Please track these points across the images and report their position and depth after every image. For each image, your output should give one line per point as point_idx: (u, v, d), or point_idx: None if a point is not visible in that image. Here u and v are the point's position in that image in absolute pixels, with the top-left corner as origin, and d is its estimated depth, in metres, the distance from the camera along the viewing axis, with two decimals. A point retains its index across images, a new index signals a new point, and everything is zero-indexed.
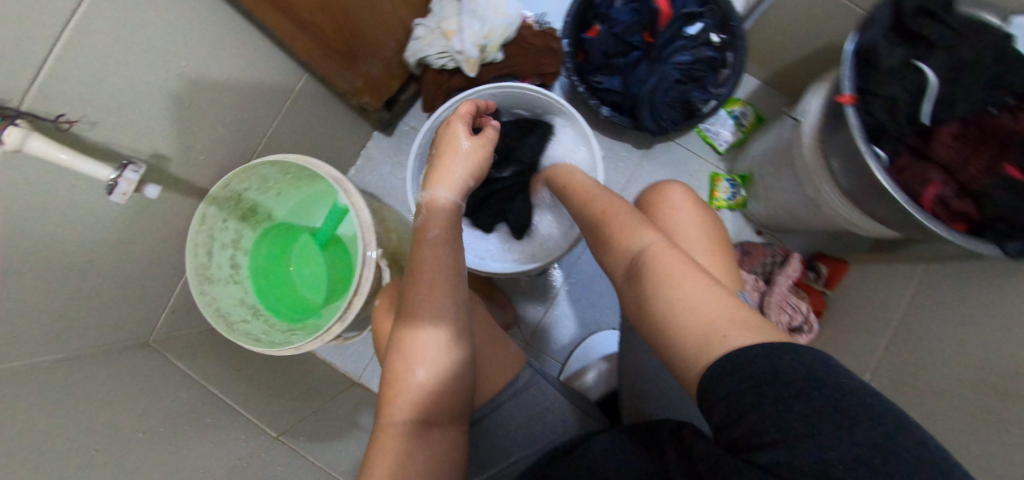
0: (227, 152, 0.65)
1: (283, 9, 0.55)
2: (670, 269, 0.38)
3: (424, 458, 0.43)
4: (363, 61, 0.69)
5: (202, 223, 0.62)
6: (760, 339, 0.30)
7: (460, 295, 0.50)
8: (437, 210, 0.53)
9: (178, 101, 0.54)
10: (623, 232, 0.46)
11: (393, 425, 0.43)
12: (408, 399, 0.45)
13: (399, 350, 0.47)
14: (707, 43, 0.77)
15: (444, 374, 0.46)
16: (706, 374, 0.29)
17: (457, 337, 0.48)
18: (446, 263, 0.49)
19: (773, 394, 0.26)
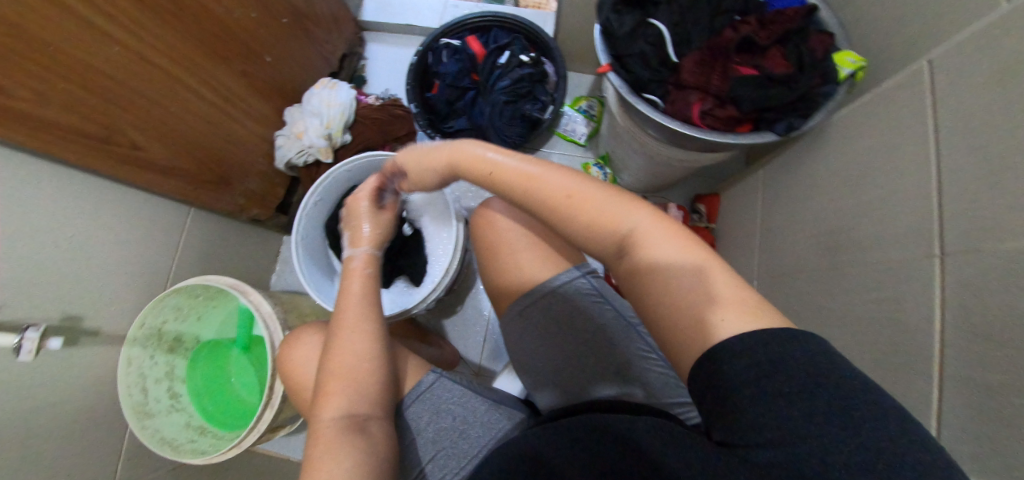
0: (140, 294, 0.73)
1: (144, 166, 0.66)
2: (660, 258, 0.38)
3: (360, 447, 0.44)
4: (235, 181, 0.81)
5: (129, 364, 0.68)
6: (764, 328, 0.32)
7: (378, 309, 0.57)
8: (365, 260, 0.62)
9: (75, 264, 0.63)
10: (606, 215, 0.42)
11: (326, 422, 0.46)
12: (341, 396, 0.48)
13: (331, 363, 0.51)
14: (519, 64, 0.90)
15: (371, 371, 0.51)
16: (708, 370, 0.32)
17: (378, 339, 0.54)
18: (367, 289, 0.59)
19: (780, 383, 0.28)
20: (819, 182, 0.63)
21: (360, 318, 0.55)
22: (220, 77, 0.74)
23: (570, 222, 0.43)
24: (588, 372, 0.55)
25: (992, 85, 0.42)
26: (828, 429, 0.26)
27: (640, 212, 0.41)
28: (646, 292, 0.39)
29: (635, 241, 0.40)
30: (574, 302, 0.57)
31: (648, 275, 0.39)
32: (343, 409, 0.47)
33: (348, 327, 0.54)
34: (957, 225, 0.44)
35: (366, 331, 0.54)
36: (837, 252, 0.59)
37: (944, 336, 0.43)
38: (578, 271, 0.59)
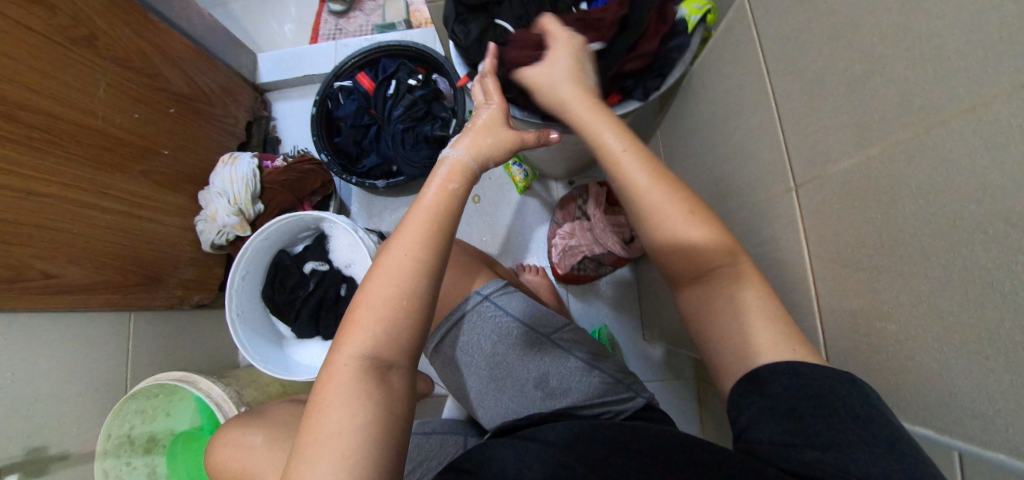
0: (104, 406, 0.76)
1: (63, 288, 0.69)
2: (736, 299, 0.42)
3: (377, 404, 0.39)
4: (167, 276, 0.85)
5: (107, 476, 0.71)
6: (813, 361, 0.37)
7: (448, 237, 0.45)
8: (454, 170, 0.47)
9: (27, 399, 0.65)
10: (709, 252, 0.43)
11: (345, 360, 0.40)
12: (367, 333, 0.40)
13: (371, 286, 0.42)
14: (409, 89, 0.91)
15: (407, 310, 0.42)
16: (756, 377, 0.38)
17: (428, 280, 0.42)
18: (446, 211, 0.45)
19: (832, 402, 0.34)
20: (696, 136, 0.63)
21: (421, 245, 0.43)
22: (118, 184, 0.76)
23: (669, 239, 0.44)
24: (534, 384, 0.59)
25: (797, 7, 0.42)
26: (858, 437, 0.31)
27: (737, 255, 0.43)
28: (710, 315, 0.43)
29: (718, 277, 0.43)
30: (478, 326, 0.62)
31: (718, 300, 0.43)
32: (367, 348, 0.40)
33: (404, 251, 0.42)
34: (798, 154, 0.43)
35: (416, 266, 0.42)
36: (724, 203, 0.58)
37: (812, 269, 0.43)
38: (478, 294, 0.63)
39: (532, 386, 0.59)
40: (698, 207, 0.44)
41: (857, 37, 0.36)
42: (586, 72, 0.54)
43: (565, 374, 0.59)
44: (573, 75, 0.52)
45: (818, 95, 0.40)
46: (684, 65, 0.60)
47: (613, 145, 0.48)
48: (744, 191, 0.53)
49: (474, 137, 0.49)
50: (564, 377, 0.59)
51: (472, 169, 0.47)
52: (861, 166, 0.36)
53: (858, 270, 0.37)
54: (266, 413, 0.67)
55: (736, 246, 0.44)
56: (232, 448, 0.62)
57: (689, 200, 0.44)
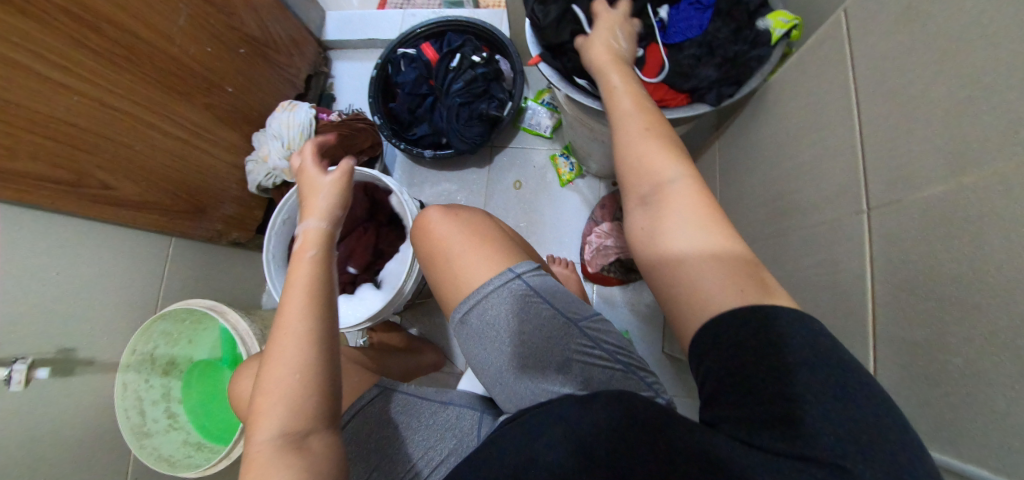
0: (134, 323, 0.78)
1: (117, 202, 0.71)
2: (681, 216, 0.40)
3: (303, 468, 0.40)
4: (212, 208, 0.88)
5: (126, 389, 0.73)
6: (772, 303, 0.35)
7: (328, 298, 0.49)
8: (307, 240, 0.53)
9: (66, 301, 0.67)
10: (650, 161, 0.44)
11: (261, 441, 0.42)
12: (273, 417, 0.42)
13: (270, 361, 0.45)
14: (472, 65, 0.91)
15: (303, 377, 0.44)
16: (755, 331, 0.33)
17: (321, 338, 0.46)
18: (314, 278, 0.50)
19: (834, 391, 0.29)
20: (762, 148, 0.62)
21: (303, 312, 0.47)
22: (181, 112, 0.78)
23: (623, 151, 0.46)
24: (556, 369, 0.58)
25: (902, 26, 0.41)
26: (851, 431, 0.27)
27: (687, 173, 0.43)
28: (654, 238, 0.42)
29: (665, 195, 0.42)
30: (507, 304, 0.59)
31: (663, 226, 0.41)
32: (278, 426, 0.42)
33: (290, 328, 0.46)
34: (877, 177, 0.42)
35: (306, 333, 0.46)
36: (782, 218, 0.57)
37: (874, 294, 0.42)
38: (510, 272, 0.61)
39: (549, 369, 0.58)
40: (654, 126, 0.47)
41: (965, 61, 0.35)
42: (620, 38, 0.58)
43: (587, 365, 0.58)
44: (607, 42, 0.57)
45: (910, 120, 0.39)
46: (759, 76, 0.59)
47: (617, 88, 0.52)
48: (808, 209, 0.52)
49: (320, 208, 0.55)
50: (587, 368, 0.58)
51: (326, 233, 0.54)
52: (949, 194, 0.35)
53: (930, 300, 0.36)
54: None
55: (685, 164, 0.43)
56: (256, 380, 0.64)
57: (653, 121, 0.47)
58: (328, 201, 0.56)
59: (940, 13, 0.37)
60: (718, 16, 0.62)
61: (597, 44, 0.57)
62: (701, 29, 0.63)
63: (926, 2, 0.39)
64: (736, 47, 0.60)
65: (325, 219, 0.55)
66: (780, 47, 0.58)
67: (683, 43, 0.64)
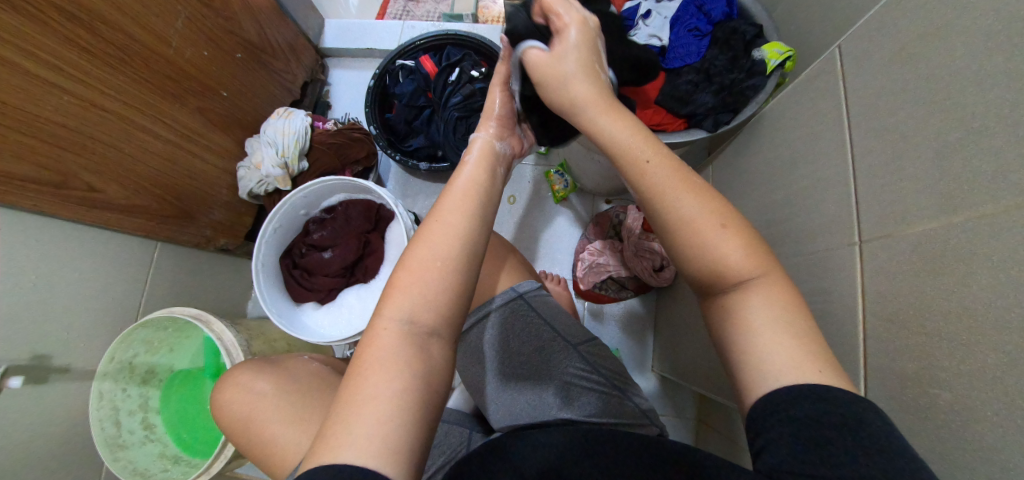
0: (113, 328, 0.76)
1: (104, 205, 0.69)
2: (767, 310, 0.38)
3: (416, 371, 0.36)
4: (202, 214, 0.86)
5: (102, 399, 0.70)
6: (840, 389, 0.34)
7: (490, 204, 0.45)
8: (476, 146, 0.53)
9: (43, 306, 0.65)
10: (735, 259, 0.39)
11: (387, 323, 0.37)
12: (410, 300, 0.38)
13: (418, 243, 0.40)
14: (471, 79, 0.92)
15: (446, 273, 0.39)
16: (783, 399, 0.34)
17: (474, 243, 0.41)
18: (479, 174, 0.47)
19: (831, 415, 0.32)
20: (755, 176, 0.63)
21: (462, 210, 0.42)
22: (175, 115, 0.77)
23: (701, 252, 0.39)
24: (552, 389, 0.58)
25: (895, 66, 0.42)
26: (854, 456, 0.30)
27: (769, 267, 0.39)
28: (738, 330, 0.38)
29: (750, 288, 0.39)
30: (507, 322, 0.61)
31: (747, 310, 0.38)
32: (409, 312, 0.38)
33: (448, 218, 0.41)
34: (868, 210, 0.43)
35: (460, 229, 0.41)
36: (773, 246, 0.58)
37: (864, 325, 0.43)
38: (513, 292, 0.63)
39: (546, 391, 0.58)
40: (727, 215, 0.40)
41: (954, 106, 0.36)
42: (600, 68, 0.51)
43: (583, 388, 0.58)
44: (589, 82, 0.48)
45: (901, 156, 0.40)
46: (756, 104, 0.60)
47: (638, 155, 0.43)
48: (798, 238, 0.53)
49: (494, 128, 0.57)
50: (588, 390, 0.58)
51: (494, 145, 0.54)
52: (939, 231, 0.36)
53: (921, 334, 0.37)
54: (280, 363, 0.68)
55: (767, 256, 0.40)
56: (240, 389, 0.63)
57: (717, 203, 0.40)
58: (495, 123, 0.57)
59: (932, 56, 0.39)
60: (715, 44, 0.65)
61: (576, 77, 0.48)
62: (699, 56, 0.66)
63: (921, 44, 0.40)
64: (734, 75, 0.62)
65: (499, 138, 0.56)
66: (774, 79, 0.60)
67: (682, 69, 0.66)
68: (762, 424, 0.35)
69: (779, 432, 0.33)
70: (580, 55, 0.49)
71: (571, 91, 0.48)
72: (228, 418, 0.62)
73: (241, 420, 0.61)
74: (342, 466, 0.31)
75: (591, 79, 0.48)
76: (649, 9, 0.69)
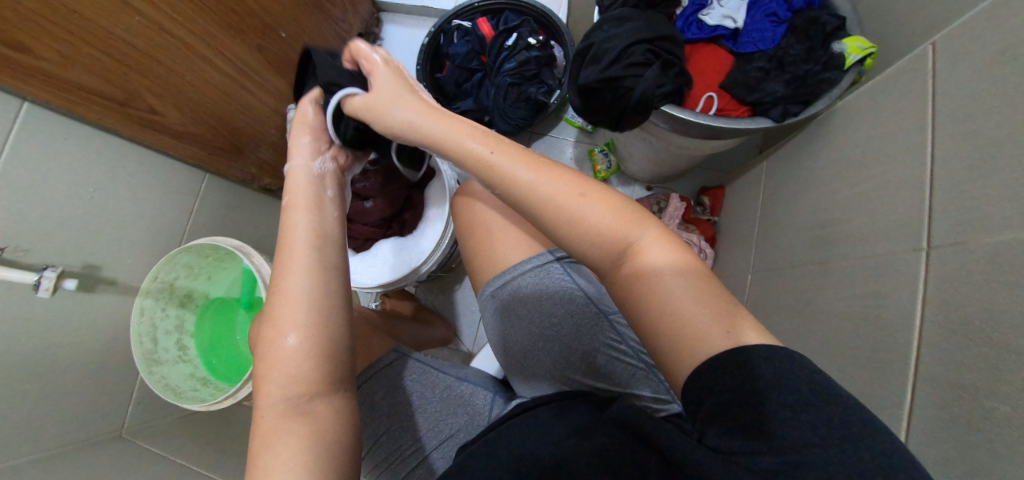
0: (158, 250, 0.78)
1: (160, 128, 0.71)
2: (670, 275, 0.37)
3: (312, 442, 0.38)
4: (250, 151, 0.88)
5: (143, 314, 0.73)
6: (756, 343, 0.33)
7: (331, 248, 0.46)
8: (294, 184, 0.49)
9: (96, 219, 0.68)
10: (612, 223, 0.41)
11: (267, 410, 0.39)
12: (274, 379, 0.40)
13: (271, 324, 0.42)
14: (527, 46, 0.89)
15: (309, 334, 0.41)
16: (728, 369, 0.32)
17: (326, 295, 0.43)
18: (312, 231, 0.46)
19: (764, 377, 0.30)
20: (816, 173, 0.61)
21: (313, 267, 0.44)
22: (234, 49, 0.77)
23: (576, 225, 0.42)
24: (579, 358, 0.58)
25: (996, 67, 0.40)
26: (798, 415, 0.28)
27: (644, 224, 0.41)
28: (638, 304, 0.38)
29: (638, 252, 0.40)
30: (544, 284, 0.60)
31: (648, 269, 0.38)
32: (280, 394, 0.40)
33: (289, 291, 0.42)
34: (944, 216, 0.42)
35: (304, 296, 0.42)
36: (826, 247, 0.56)
37: (922, 333, 0.42)
38: (549, 255, 0.62)
39: (572, 359, 0.58)
40: (586, 184, 0.44)
41: None
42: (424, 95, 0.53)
43: (609, 364, 0.57)
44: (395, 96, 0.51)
45: (991, 162, 0.38)
46: (829, 99, 0.57)
47: (482, 152, 0.46)
48: (860, 238, 0.51)
49: (308, 142, 0.52)
50: (614, 363, 0.57)
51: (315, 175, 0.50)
52: (1021, 242, 0.34)
53: (986, 347, 0.36)
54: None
55: (639, 215, 0.42)
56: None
57: (576, 181, 0.43)
58: (309, 140, 0.52)
59: None
60: (792, 33, 0.62)
61: (400, 102, 0.50)
62: (773, 43, 0.63)
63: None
64: (808, 67, 0.59)
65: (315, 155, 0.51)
66: (852, 75, 0.56)
67: (754, 54, 0.64)
68: (710, 399, 0.32)
69: (729, 403, 0.31)
70: (392, 81, 0.52)
71: (398, 117, 0.50)
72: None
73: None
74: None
75: (416, 102, 0.51)
76: None
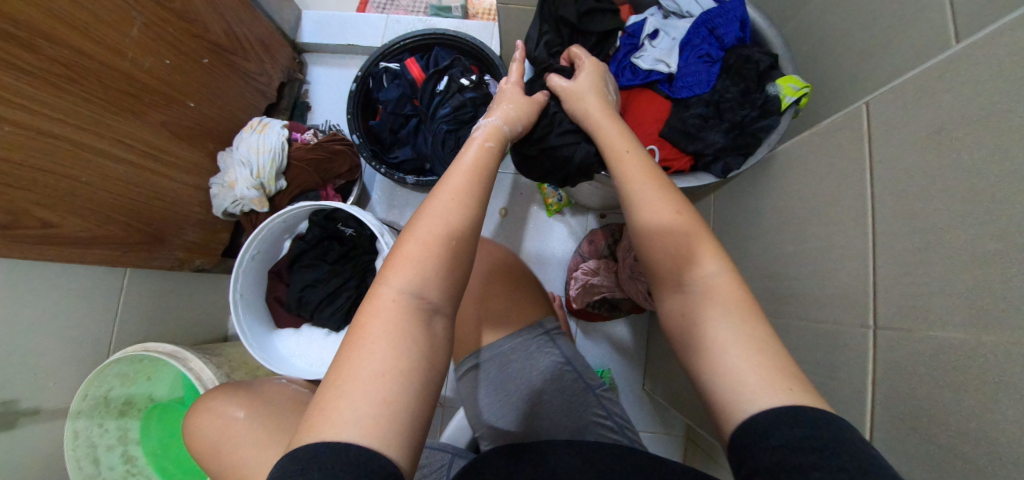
0: (84, 363, 0.72)
1: (65, 241, 0.64)
2: (730, 313, 0.37)
3: (416, 365, 0.34)
4: (173, 236, 0.80)
5: (76, 438, 0.68)
6: (809, 405, 0.32)
7: (489, 187, 0.45)
8: (487, 135, 0.49)
9: (4, 351, 0.61)
10: (694, 252, 0.40)
11: (390, 295, 0.36)
12: (416, 270, 0.37)
13: (428, 213, 0.40)
14: (460, 88, 0.84)
15: (455, 251, 0.39)
16: (765, 421, 0.32)
17: (474, 232, 0.41)
18: (486, 161, 0.46)
19: (810, 437, 0.30)
20: (759, 219, 0.60)
21: (468, 191, 0.42)
22: (135, 133, 0.71)
23: (657, 243, 0.42)
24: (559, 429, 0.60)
25: (930, 146, 0.38)
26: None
27: (720, 257, 0.40)
28: (694, 323, 0.38)
29: (708, 292, 0.39)
30: (535, 355, 0.62)
31: (708, 312, 0.38)
32: (414, 288, 0.36)
33: (443, 205, 0.40)
34: (884, 296, 0.41)
35: (461, 205, 0.41)
36: (777, 302, 0.55)
37: (874, 417, 0.40)
38: (540, 328, 0.64)
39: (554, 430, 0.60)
40: (678, 198, 0.44)
41: (992, 210, 0.33)
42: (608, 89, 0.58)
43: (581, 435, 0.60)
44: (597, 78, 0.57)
45: (929, 249, 0.37)
46: (768, 147, 0.54)
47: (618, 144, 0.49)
48: (803, 298, 0.50)
49: (510, 111, 0.54)
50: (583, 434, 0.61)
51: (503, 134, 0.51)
52: (964, 344, 0.34)
53: (936, 447, 0.35)
54: (255, 388, 0.65)
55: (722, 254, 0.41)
56: (211, 414, 0.60)
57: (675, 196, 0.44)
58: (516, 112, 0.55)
59: (979, 146, 0.34)
60: (727, 73, 0.60)
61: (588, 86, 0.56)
62: (709, 85, 0.60)
63: (959, 129, 0.36)
64: (745, 112, 0.57)
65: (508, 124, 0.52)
66: (789, 117, 0.54)
67: (690, 99, 0.61)
68: (744, 449, 0.32)
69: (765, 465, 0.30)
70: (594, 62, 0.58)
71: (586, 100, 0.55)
72: (200, 444, 0.60)
73: (211, 447, 0.58)
74: (347, 444, 0.29)
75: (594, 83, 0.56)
76: (657, 30, 0.63)
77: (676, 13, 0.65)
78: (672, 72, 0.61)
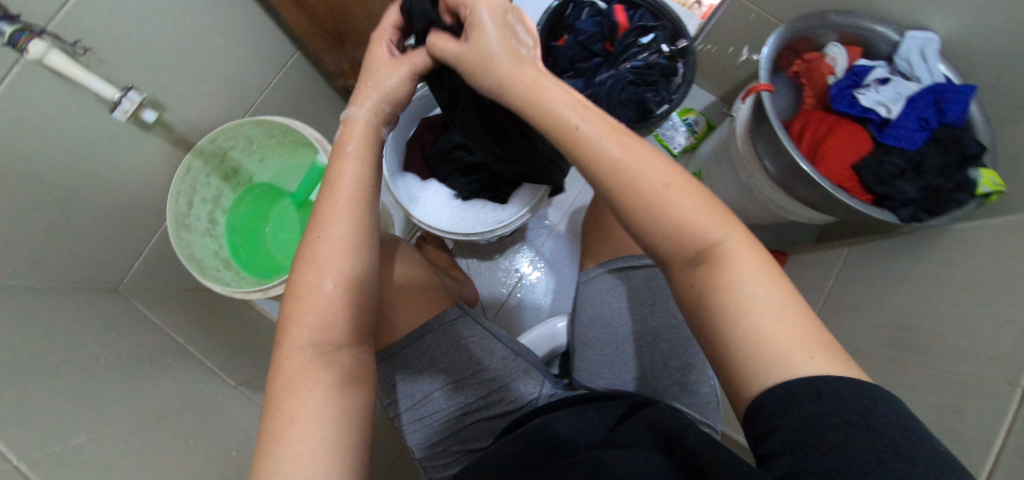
0: (222, 112, 0.72)
1: None
2: (749, 282, 0.35)
3: (332, 387, 0.41)
4: (349, 46, 0.77)
5: (187, 173, 0.66)
6: (840, 373, 0.30)
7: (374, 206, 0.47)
8: (355, 132, 0.47)
9: (177, 54, 0.60)
10: (697, 224, 0.37)
11: (294, 351, 0.41)
12: (309, 316, 0.42)
13: (310, 258, 0.43)
14: (658, 51, 0.86)
15: (341, 289, 0.43)
16: (779, 400, 0.30)
17: (362, 251, 0.44)
18: (364, 173, 0.46)
19: (833, 415, 0.28)
20: (906, 276, 0.64)
21: (342, 233, 0.44)
22: None
23: (658, 218, 0.38)
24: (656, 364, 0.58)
25: None
26: (867, 464, 0.26)
27: (727, 224, 0.37)
28: (704, 303, 0.36)
29: (722, 257, 0.36)
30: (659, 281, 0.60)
31: (725, 288, 0.35)
32: (309, 340, 0.42)
33: (331, 236, 0.43)
34: None
35: (347, 241, 0.43)
36: (910, 351, 0.58)
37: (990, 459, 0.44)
38: None
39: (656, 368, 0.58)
40: (673, 175, 0.39)
41: None
42: (520, 38, 0.44)
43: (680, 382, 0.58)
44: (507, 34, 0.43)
45: None
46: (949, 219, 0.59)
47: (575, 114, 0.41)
48: (929, 349, 0.55)
49: (379, 95, 0.48)
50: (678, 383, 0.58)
51: (374, 126, 0.48)
52: None
53: None
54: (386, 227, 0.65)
55: (725, 216, 0.38)
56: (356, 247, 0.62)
57: (665, 170, 0.39)
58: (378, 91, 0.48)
59: None
60: (933, 142, 0.63)
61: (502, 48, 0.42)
62: (912, 145, 0.65)
63: None
64: (940, 180, 0.60)
65: (376, 109, 0.48)
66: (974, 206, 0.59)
67: (893, 148, 0.65)
68: (759, 418, 0.31)
69: (790, 439, 0.29)
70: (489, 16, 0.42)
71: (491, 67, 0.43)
72: None
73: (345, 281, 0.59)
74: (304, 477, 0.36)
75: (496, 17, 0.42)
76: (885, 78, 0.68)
77: (904, 74, 0.68)
78: (888, 116, 0.65)
